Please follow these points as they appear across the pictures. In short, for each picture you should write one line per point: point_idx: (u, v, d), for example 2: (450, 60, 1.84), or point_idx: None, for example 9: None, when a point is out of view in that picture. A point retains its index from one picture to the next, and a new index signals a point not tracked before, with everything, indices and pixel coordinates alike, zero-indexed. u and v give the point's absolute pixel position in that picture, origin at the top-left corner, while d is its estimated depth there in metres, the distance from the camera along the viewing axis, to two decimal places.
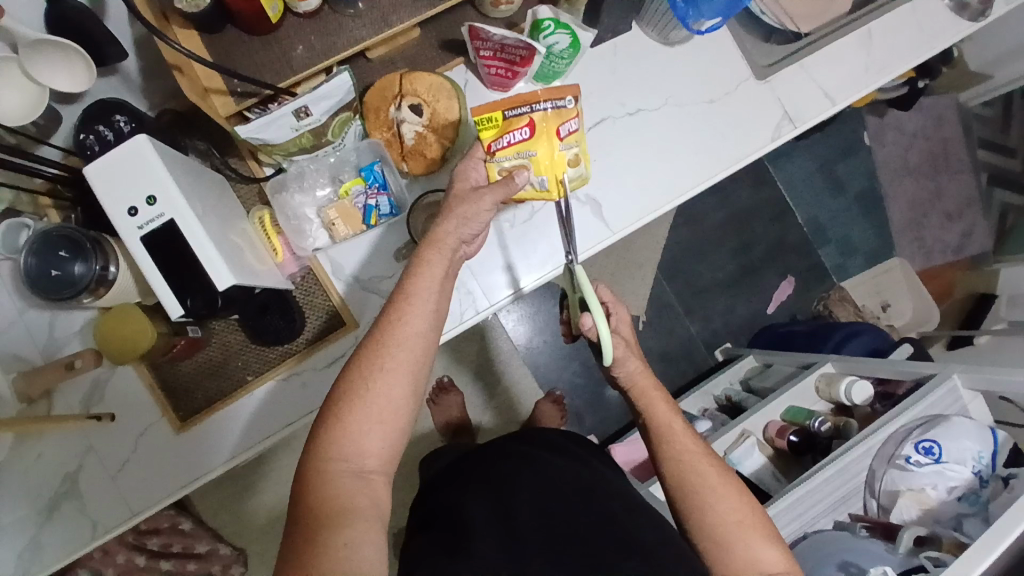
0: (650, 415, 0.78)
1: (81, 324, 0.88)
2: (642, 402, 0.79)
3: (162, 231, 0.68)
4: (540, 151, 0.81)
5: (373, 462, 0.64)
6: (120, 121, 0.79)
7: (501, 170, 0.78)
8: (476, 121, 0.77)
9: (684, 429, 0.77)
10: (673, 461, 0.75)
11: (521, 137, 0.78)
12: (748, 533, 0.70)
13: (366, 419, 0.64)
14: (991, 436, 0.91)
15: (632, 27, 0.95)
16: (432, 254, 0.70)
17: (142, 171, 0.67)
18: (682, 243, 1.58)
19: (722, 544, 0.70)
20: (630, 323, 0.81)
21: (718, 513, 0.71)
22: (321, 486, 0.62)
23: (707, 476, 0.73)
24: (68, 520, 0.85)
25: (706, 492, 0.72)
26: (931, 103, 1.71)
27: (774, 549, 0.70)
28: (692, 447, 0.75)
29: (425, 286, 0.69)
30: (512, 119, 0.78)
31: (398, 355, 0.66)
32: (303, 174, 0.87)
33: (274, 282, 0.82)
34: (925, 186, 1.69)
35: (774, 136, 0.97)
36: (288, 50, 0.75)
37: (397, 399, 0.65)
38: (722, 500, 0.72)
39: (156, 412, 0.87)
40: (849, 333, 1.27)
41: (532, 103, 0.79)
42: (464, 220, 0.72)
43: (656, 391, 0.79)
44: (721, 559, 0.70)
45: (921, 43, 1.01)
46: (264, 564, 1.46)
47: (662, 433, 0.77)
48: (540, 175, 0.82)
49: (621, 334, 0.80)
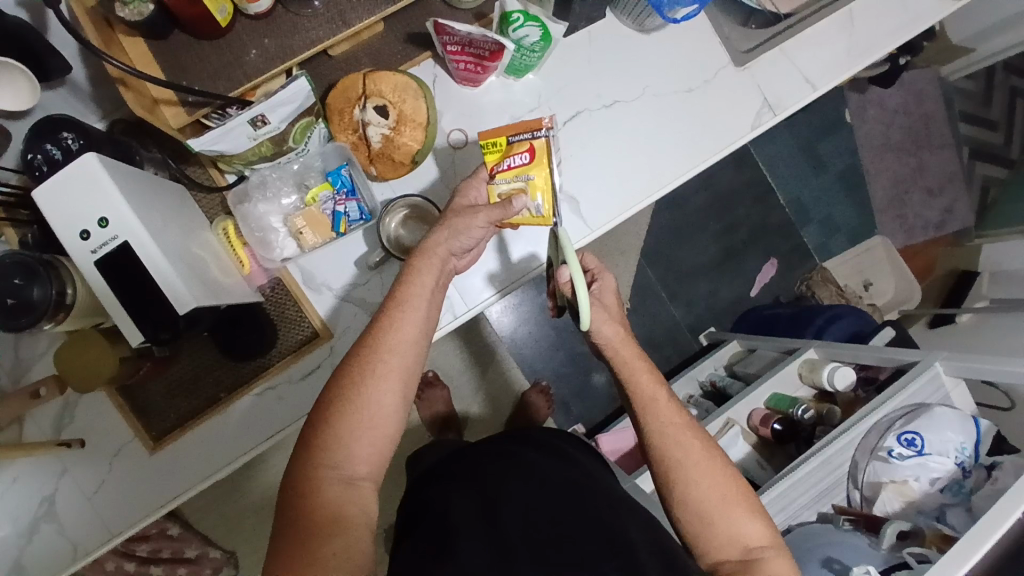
0: (632, 385, 0.72)
1: (46, 348, 0.85)
2: (623, 371, 0.73)
3: (117, 254, 0.65)
4: (540, 175, 0.75)
5: (363, 469, 0.63)
6: (68, 138, 0.73)
7: (500, 194, 0.76)
8: (482, 145, 0.78)
9: (668, 398, 0.71)
10: (659, 434, 0.69)
11: (520, 161, 0.75)
12: (732, 507, 0.66)
13: (357, 425, 0.62)
14: (973, 427, 0.92)
15: (607, 15, 0.91)
16: (422, 263, 0.69)
17: (90, 191, 0.63)
18: (665, 228, 1.56)
19: (706, 519, 0.66)
20: (615, 291, 0.76)
21: (704, 488, 0.67)
22: (308, 494, 0.60)
23: (691, 449, 0.68)
24: (47, 542, 0.83)
25: (690, 467, 0.67)
26: (912, 77, 1.69)
27: (758, 523, 0.67)
28: (677, 419, 0.70)
29: (415, 293, 0.68)
30: (514, 144, 0.76)
31: (390, 362, 0.65)
32: (265, 182, 0.83)
33: (240, 296, 0.79)
34: (907, 162, 1.68)
35: (754, 124, 0.94)
36: (240, 54, 0.71)
37: (390, 407, 0.64)
38: (707, 474, 0.67)
39: (129, 433, 0.85)
40: (832, 315, 1.27)
41: (535, 130, 0.76)
42: (456, 233, 0.71)
43: (638, 359, 0.73)
44: (705, 535, 0.67)
45: (904, 23, 0.99)
46: (254, 566, 1.45)
47: (644, 403, 0.71)
48: (537, 200, 0.76)
49: (604, 303, 0.75)
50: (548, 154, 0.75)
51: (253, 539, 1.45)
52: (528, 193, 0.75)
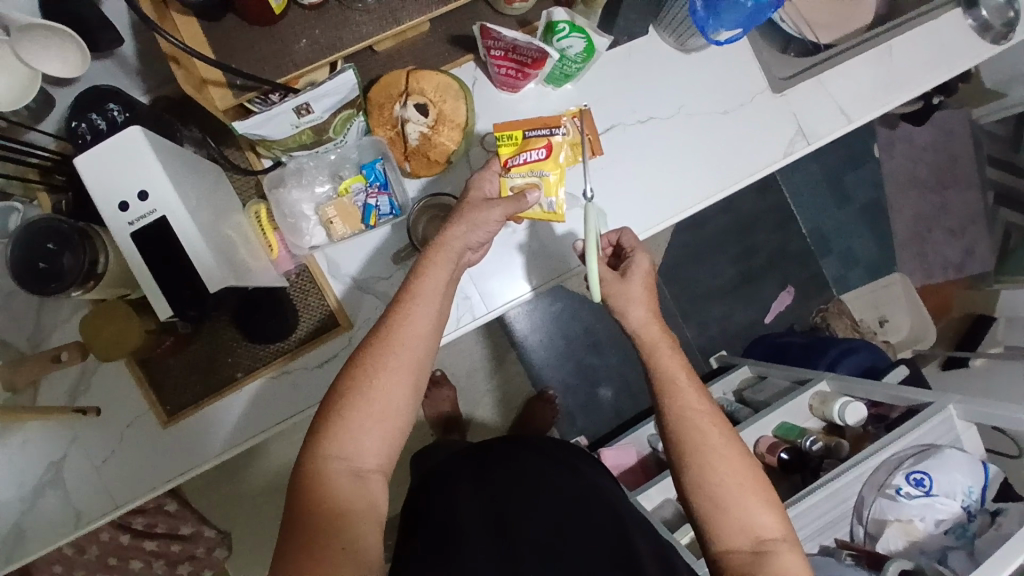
0: (654, 365, 0.72)
1: (69, 314, 0.86)
2: (647, 353, 0.73)
3: (154, 228, 0.66)
4: (551, 173, 0.81)
5: (373, 461, 0.63)
6: (113, 110, 0.75)
7: (513, 186, 0.79)
8: (499, 137, 0.81)
9: (691, 383, 0.71)
10: (677, 417, 0.69)
11: (536, 157, 0.80)
12: (747, 496, 0.65)
13: (369, 417, 0.63)
14: (982, 471, 0.93)
15: (649, 31, 0.92)
16: (437, 257, 0.69)
17: (132, 164, 0.65)
18: (685, 247, 1.56)
19: (719, 505, 0.65)
20: (649, 273, 0.75)
21: (718, 473, 0.65)
22: (316, 487, 0.60)
23: (709, 434, 0.67)
24: (52, 507, 0.84)
25: (707, 451, 0.67)
26: (942, 117, 1.69)
27: (773, 515, 0.65)
28: (698, 404, 0.69)
29: (429, 288, 0.68)
30: (530, 139, 0.81)
31: (402, 355, 0.65)
32: (301, 170, 0.84)
33: (266, 280, 0.80)
34: (931, 201, 1.68)
35: (787, 151, 0.95)
36: (289, 43, 0.71)
37: (399, 399, 0.64)
38: (723, 459, 0.66)
39: (143, 405, 0.86)
40: (846, 349, 1.26)
41: (552, 127, 0.81)
42: (473, 227, 0.72)
43: (663, 340, 0.73)
44: (717, 522, 0.65)
45: (940, 63, 0.99)
46: (249, 550, 1.45)
47: (666, 386, 0.71)
48: (549, 197, 0.82)
49: (630, 284, 0.74)
50: (561, 152, 0.81)
51: (248, 523, 1.45)
52: (542, 188, 0.81)
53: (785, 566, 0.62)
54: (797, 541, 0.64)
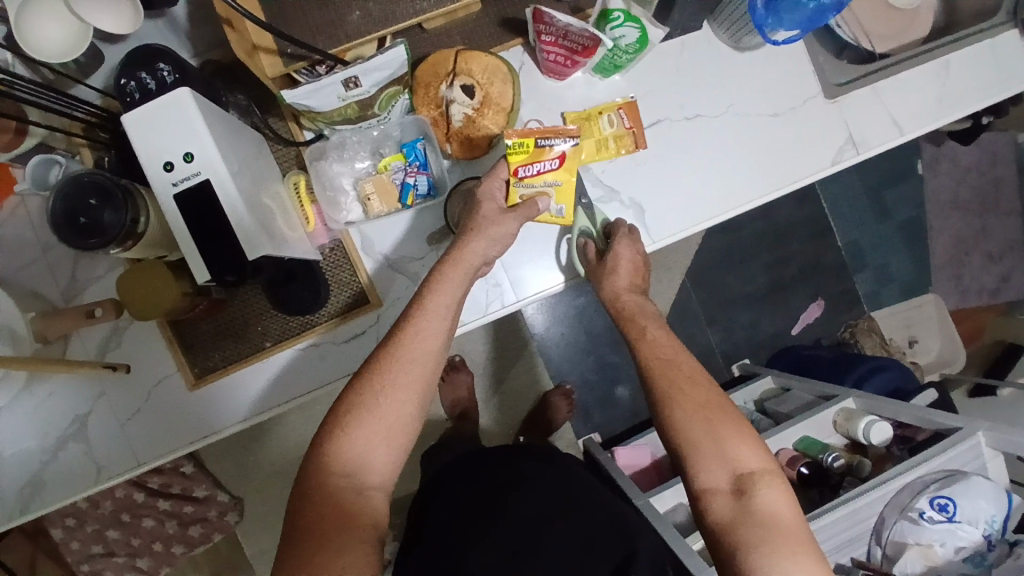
0: (630, 326, 0.77)
1: (104, 271, 0.87)
2: (625, 316, 0.78)
3: (197, 190, 0.66)
4: (564, 181, 0.83)
5: (375, 478, 0.64)
6: (163, 70, 0.74)
7: (522, 196, 0.81)
8: (510, 143, 0.78)
9: (659, 335, 0.75)
10: (646, 365, 0.72)
11: (549, 168, 0.81)
12: (717, 427, 0.66)
13: (375, 434, 0.64)
14: (1007, 500, 0.91)
15: (703, 26, 0.90)
16: (452, 274, 0.72)
17: (180, 126, 0.65)
18: (715, 252, 1.53)
19: (692, 443, 0.66)
20: (630, 265, 0.81)
21: (686, 411, 0.67)
22: (320, 500, 0.61)
23: (675, 375, 0.70)
24: (74, 459, 0.86)
25: (672, 389, 0.69)
26: (989, 139, 1.63)
27: (748, 446, 0.65)
28: (663, 351, 0.73)
29: (443, 304, 0.70)
30: (542, 148, 0.80)
31: (411, 371, 0.66)
32: (343, 144, 0.85)
33: (301, 251, 0.80)
34: (972, 224, 1.63)
35: (835, 159, 0.92)
36: (343, 14, 0.71)
37: (408, 413, 0.65)
38: (690, 395, 0.68)
39: (172, 365, 0.87)
40: (874, 367, 1.23)
41: (564, 137, 0.81)
42: (492, 242, 0.76)
43: (638, 311, 0.78)
44: (693, 459, 0.66)
45: (999, 81, 0.95)
46: (260, 517, 1.46)
47: (638, 338, 0.75)
48: (558, 203, 0.85)
49: (615, 275, 0.81)
50: (574, 161, 0.83)
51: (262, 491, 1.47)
52: (553, 196, 0.83)
53: (764, 498, 0.63)
54: (780, 472, 0.64)
